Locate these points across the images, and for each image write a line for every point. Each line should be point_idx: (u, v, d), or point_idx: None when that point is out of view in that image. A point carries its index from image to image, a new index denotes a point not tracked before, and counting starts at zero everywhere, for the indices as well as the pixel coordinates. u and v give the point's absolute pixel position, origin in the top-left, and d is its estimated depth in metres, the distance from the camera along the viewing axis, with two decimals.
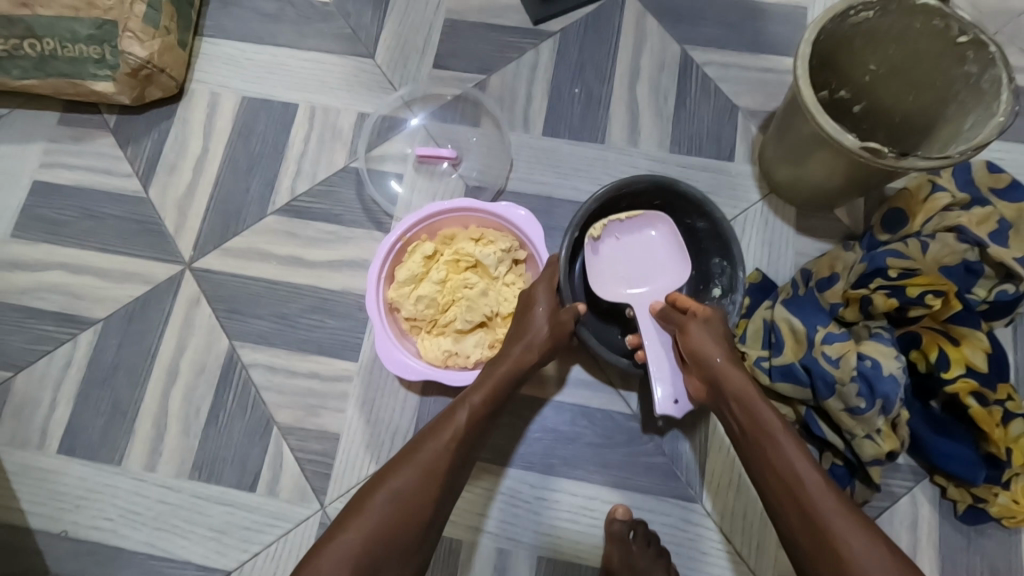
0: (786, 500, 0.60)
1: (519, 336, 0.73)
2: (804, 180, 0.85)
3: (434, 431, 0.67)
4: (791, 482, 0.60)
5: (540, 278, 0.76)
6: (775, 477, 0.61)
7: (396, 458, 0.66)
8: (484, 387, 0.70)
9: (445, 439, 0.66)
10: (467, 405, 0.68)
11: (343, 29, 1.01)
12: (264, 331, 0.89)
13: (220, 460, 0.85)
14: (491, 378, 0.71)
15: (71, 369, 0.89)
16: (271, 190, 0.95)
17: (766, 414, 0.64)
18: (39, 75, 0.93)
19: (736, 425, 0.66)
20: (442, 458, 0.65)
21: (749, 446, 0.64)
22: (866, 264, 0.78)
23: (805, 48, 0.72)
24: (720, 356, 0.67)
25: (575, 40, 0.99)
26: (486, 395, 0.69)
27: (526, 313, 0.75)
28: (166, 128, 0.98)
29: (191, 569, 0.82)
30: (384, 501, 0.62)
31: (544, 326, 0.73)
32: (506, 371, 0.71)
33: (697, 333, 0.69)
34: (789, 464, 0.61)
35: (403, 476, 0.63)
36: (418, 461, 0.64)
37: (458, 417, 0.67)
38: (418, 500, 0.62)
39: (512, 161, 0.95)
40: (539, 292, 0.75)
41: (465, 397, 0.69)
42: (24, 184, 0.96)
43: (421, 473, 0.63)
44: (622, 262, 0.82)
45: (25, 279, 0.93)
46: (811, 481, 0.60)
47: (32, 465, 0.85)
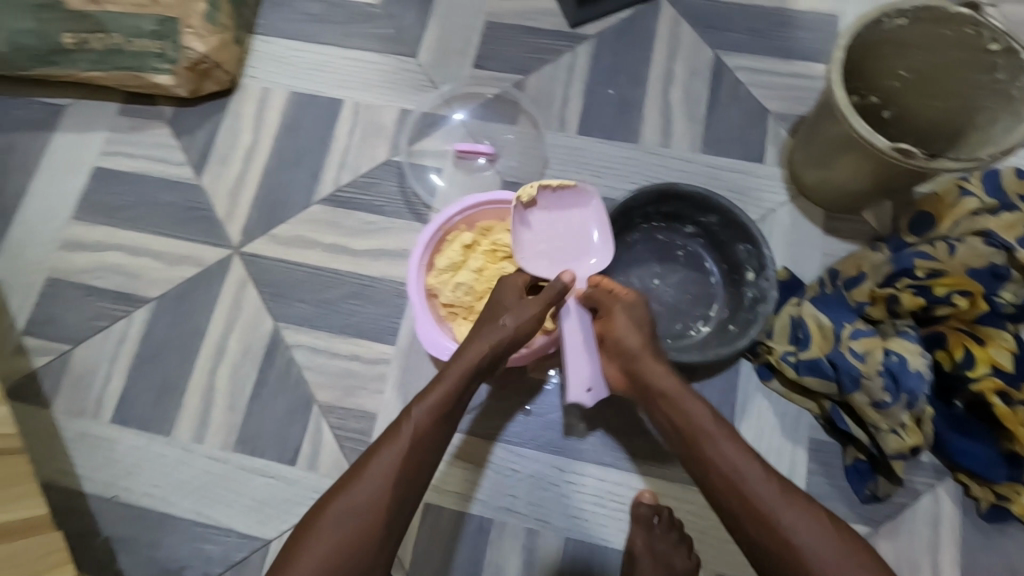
0: (730, 500, 0.61)
1: (472, 338, 0.70)
2: (831, 182, 0.87)
3: (380, 446, 0.63)
4: (732, 482, 0.61)
5: (506, 286, 0.76)
6: (717, 475, 0.62)
7: (344, 476, 0.63)
8: (433, 395, 0.66)
9: (393, 454, 0.63)
10: (412, 418, 0.64)
11: (386, 30, 1.06)
12: (306, 314, 0.94)
13: (263, 435, 0.89)
14: (439, 386, 0.67)
15: (125, 344, 0.94)
16: (316, 181, 1.00)
17: (689, 405, 0.66)
18: (104, 68, 0.99)
19: (666, 422, 0.68)
20: (390, 474, 0.62)
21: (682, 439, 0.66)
22: (891, 265, 0.79)
23: (839, 54, 0.75)
24: (641, 347, 0.69)
25: (609, 44, 1.03)
26: (434, 401, 0.66)
27: (488, 315, 0.72)
28: (219, 120, 1.03)
29: (233, 536, 0.86)
30: (332, 526, 0.60)
31: (507, 321, 0.70)
32: (459, 372, 0.67)
33: (620, 327, 0.70)
34: (727, 459, 0.62)
35: (349, 495, 0.61)
36: (365, 480, 0.62)
37: (402, 432, 0.64)
38: (367, 517, 0.60)
39: (547, 159, 0.99)
40: (504, 291, 0.75)
41: (410, 408, 0.66)
42: (85, 170, 1.02)
43: (373, 491, 0.61)
44: (544, 234, 0.81)
45: (84, 259, 0.98)
46: (750, 474, 0.61)
47: (88, 433, 0.91)
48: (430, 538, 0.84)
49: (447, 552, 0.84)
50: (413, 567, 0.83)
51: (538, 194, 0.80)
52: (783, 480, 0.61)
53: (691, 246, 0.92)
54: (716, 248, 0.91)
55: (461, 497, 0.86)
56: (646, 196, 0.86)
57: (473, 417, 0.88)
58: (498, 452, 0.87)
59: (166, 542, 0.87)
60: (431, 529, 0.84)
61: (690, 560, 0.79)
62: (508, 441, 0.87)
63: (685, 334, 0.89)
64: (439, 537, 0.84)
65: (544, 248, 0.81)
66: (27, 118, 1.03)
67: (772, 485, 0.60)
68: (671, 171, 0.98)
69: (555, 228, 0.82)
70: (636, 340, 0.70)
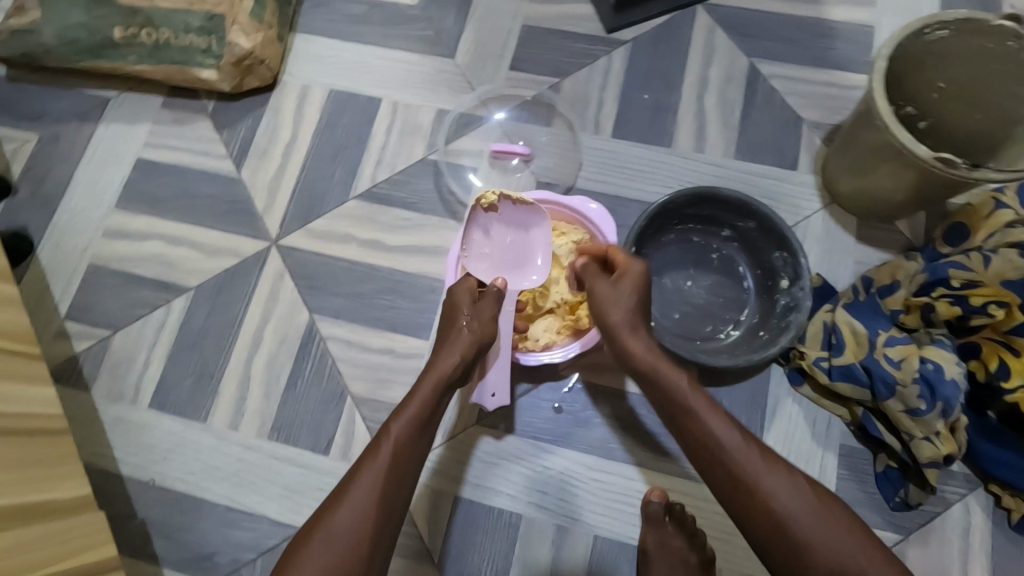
0: (716, 471, 0.63)
1: (437, 357, 0.72)
2: (868, 190, 0.88)
3: (360, 470, 0.63)
4: (714, 451, 0.63)
5: (460, 292, 0.77)
6: (698, 444, 0.65)
7: (325, 503, 0.62)
8: (408, 410, 0.67)
9: (376, 468, 0.62)
10: (391, 435, 0.64)
11: (425, 31, 1.07)
12: (342, 307, 0.95)
13: (298, 424, 0.91)
14: (413, 403, 0.68)
15: (163, 332, 0.96)
16: (353, 177, 1.01)
17: (669, 372, 0.68)
18: (151, 61, 1.01)
19: (647, 388, 0.69)
20: (376, 488, 0.61)
21: (666, 408, 0.68)
22: (927, 274, 0.80)
23: (881, 63, 0.76)
24: (618, 318, 0.71)
25: (645, 50, 1.04)
26: (411, 416, 0.66)
27: (448, 328, 0.74)
28: (259, 115, 1.05)
29: (266, 523, 0.88)
30: (320, 550, 0.58)
31: (464, 330, 0.73)
32: (432, 386, 0.69)
33: (607, 298, 0.72)
34: (706, 431, 0.64)
35: (335, 516, 0.59)
36: (350, 497, 0.61)
37: (383, 449, 0.64)
38: (357, 530, 0.59)
39: (581, 162, 1.00)
40: (458, 298, 0.76)
41: (386, 427, 0.66)
42: (128, 161, 1.04)
43: (360, 507, 0.60)
44: (491, 241, 0.83)
45: (126, 247, 1.00)
46: (730, 443, 0.63)
47: (126, 418, 0.93)
48: (460, 531, 0.85)
49: (477, 546, 0.85)
50: (444, 559, 0.84)
51: (499, 203, 0.81)
52: (760, 444, 0.63)
53: (725, 251, 0.93)
54: (750, 252, 0.92)
55: (491, 492, 0.87)
56: (683, 199, 0.88)
57: (505, 413, 0.89)
58: (528, 448, 0.88)
59: (199, 527, 0.88)
60: (461, 522, 0.86)
61: (705, 553, 0.80)
62: (539, 438, 0.89)
63: (717, 337, 0.90)
64: (469, 531, 0.85)
65: (489, 253, 0.83)
66: (72, 108, 1.05)
67: (753, 452, 0.62)
68: (704, 176, 0.99)
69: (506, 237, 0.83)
70: (623, 311, 0.71)
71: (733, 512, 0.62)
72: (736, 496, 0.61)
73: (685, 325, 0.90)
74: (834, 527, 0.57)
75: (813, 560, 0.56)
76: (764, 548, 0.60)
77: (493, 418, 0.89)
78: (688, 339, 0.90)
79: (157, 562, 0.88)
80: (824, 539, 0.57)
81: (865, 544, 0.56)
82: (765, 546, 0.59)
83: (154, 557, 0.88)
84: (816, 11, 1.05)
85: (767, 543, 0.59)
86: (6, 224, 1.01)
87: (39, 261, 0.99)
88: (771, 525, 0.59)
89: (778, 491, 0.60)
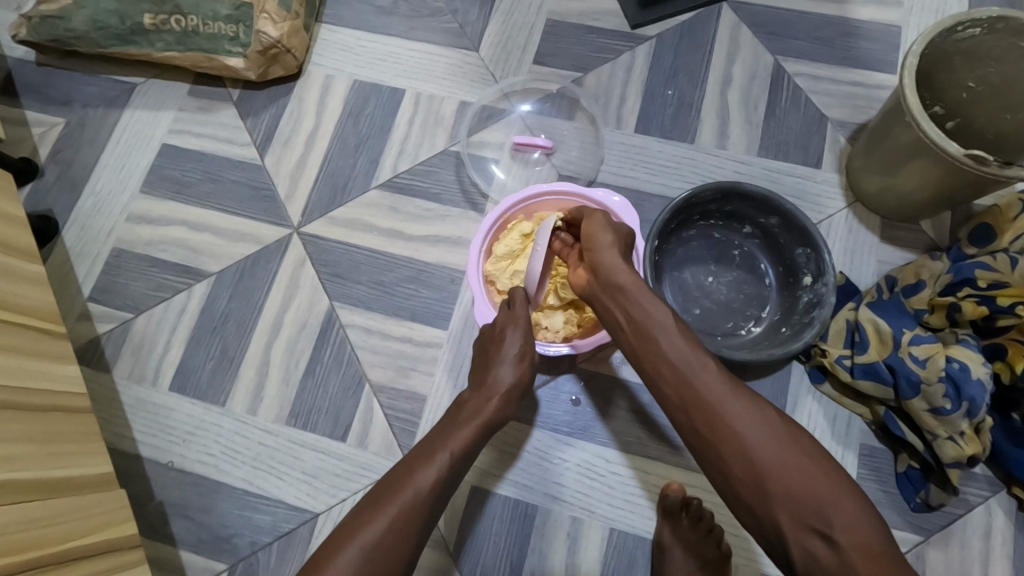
0: (679, 398, 0.62)
1: (487, 399, 0.73)
2: (893, 189, 0.88)
3: (399, 483, 0.63)
4: (679, 376, 0.62)
5: (515, 324, 0.78)
6: (670, 372, 0.63)
7: (364, 503, 0.62)
8: (466, 431, 0.69)
9: (430, 473, 0.64)
10: (449, 447, 0.67)
11: (450, 24, 1.08)
12: (363, 295, 0.96)
13: (316, 410, 0.92)
14: (467, 429, 0.69)
15: (185, 316, 0.97)
16: (376, 166, 1.02)
17: (642, 294, 0.66)
18: (180, 48, 1.02)
19: (623, 317, 0.67)
20: (427, 494, 0.62)
21: (638, 336, 0.65)
22: (952, 274, 0.81)
23: (912, 59, 0.76)
24: (607, 247, 0.70)
25: (669, 46, 1.04)
26: (469, 438, 0.69)
27: (491, 368, 0.76)
28: (283, 104, 1.06)
29: (283, 507, 0.88)
30: (363, 542, 0.58)
31: (519, 372, 0.75)
32: (478, 426, 0.70)
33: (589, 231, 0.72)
34: (672, 354, 0.63)
35: (377, 513, 0.60)
36: (398, 497, 0.61)
37: (440, 454, 0.66)
38: (401, 524, 0.60)
39: (604, 156, 1.00)
40: (510, 338, 0.77)
41: (443, 440, 0.68)
42: (153, 146, 1.04)
43: (405, 504, 0.61)
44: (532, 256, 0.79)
45: (150, 231, 1.01)
46: (698, 369, 0.62)
47: (146, 400, 0.94)
48: (477, 520, 0.85)
49: (493, 535, 0.85)
50: (459, 548, 0.84)
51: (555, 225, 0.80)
52: (727, 373, 0.62)
53: (747, 247, 0.93)
54: (771, 248, 0.92)
55: (508, 482, 0.87)
56: (706, 193, 0.88)
57: (524, 404, 0.89)
58: (547, 440, 0.88)
59: (217, 509, 0.89)
60: (478, 512, 0.86)
61: (720, 547, 0.80)
62: (558, 430, 0.89)
63: (737, 333, 0.90)
64: (486, 520, 0.85)
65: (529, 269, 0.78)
66: (100, 94, 1.06)
67: (720, 380, 0.61)
68: (728, 173, 0.98)
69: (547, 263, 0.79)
70: (609, 238, 0.71)
71: (702, 447, 0.60)
72: (698, 422, 0.60)
73: (705, 319, 0.90)
74: (800, 460, 0.56)
75: (774, 487, 0.55)
76: (723, 475, 0.58)
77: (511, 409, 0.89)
78: (708, 335, 0.89)
79: (174, 543, 0.88)
80: (786, 467, 0.55)
81: (832, 477, 0.55)
82: (724, 474, 0.58)
83: (171, 537, 0.88)
84: (841, 10, 1.04)
85: (726, 469, 0.58)
86: (33, 206, 1.02)
87: (64, 243, 1.00)
88: (731, 453, 0.57)
89: (741, 418, 0.58)
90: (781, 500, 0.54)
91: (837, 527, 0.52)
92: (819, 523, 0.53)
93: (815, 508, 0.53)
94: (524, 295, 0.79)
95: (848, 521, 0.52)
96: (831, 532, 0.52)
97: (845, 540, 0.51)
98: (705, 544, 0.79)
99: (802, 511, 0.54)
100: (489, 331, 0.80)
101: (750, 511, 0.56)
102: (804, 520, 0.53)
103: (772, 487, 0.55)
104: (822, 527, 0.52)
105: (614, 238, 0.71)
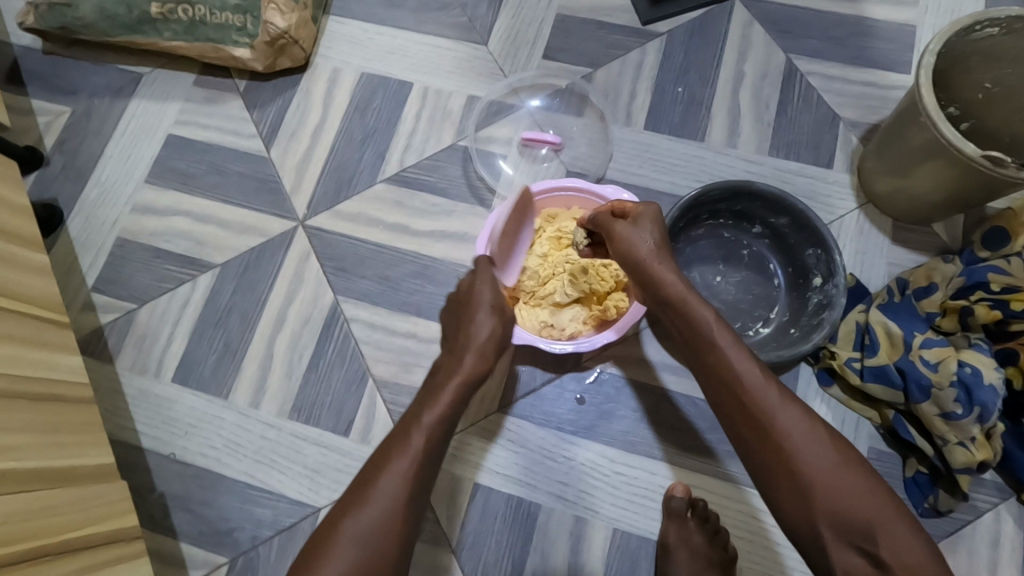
0: (731, 408, 0.64)
1: (460, 358, 0.73)
2: (906, 191, 0.86)
3: (384, 466, 0.64)
4: (733, 388, 0.64)
5: (482, 278, 0.78)
6: (723, 382, 0.65)
7: (348, 496, 0.63)
8: (439, 404, 0.69)
9: (406, 462, 0.64)
10: (423, 426, 0.66)
11: (459, 18, 1.07)
12: (368, 290, 0.95)
13: (319, 404, 0.91)
14: (440, 400, 0.69)
15: (188, 308, 0.96)
16: (382, 160, 1.01)
17: (697, 303, 0.69)
18: (187, 38, 1.01)
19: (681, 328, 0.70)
20: (406, 481, 0.63)
21: (693, 346, 0.69)
22: (965, 278, 0.80)
23: (929, 58, 0.75)
24: (658, 262, 0.72)
25: (680, 43, 1.03)
26: (442, 409, 0.68)
27: (463, 328, 0.76)
28: (290, 96, 1.05)
29: (285, 502, 0.88)
30: (352, 537, 0.59)
31: (495, 321, 0.75)
32: (458, 385, 0.71)
33: (633, 237, 0.74)
34: (729, 363, 0.65)
35: (363, 509, 0.61)
36: (384, 477, 0.63)
37: (413, 437, 0.65)
38: (388, 516, 0.60)
39: (612, 153, 0.99)
40: (481, 292, 0.77)
41: (417, 416, 0.68)
42: (159, 137, 1.04)
43: (391, 495, 0.61)
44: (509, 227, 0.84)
45: (155, 222, 1.00)
46: (754, 378, 0.63)
47: (149, 392, 0.93)
48: (479, 517, 0.85)
49: (495, 534, 0.84)
50: (461, 545, 0.84)
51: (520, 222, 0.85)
52: (780, 384, 0.64)
53: (756, 247, 0.92)
54: (780, 248, 0.91)
55: (510, 480, 0.86)
56: (717, 191, 0.86)
57: (528, 401, 0.89)
58: (551, 439, 0.87)
59: (219, 502, 0.88)
60: (480, 509, 0.85)
61: (726, 549, 0.79)
62: (562, 428, 0.88)
63: (745, 333, 0.89)
64: (488, 518, 0.85)
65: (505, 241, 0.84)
66: (106, 84, 1.06)
67: (775, 393, 0.62)
68: (738, 172, 0.97)
69: (519, 223, 0.85)
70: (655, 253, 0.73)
71: (752, 456, 0.62)
72: (749, 433, 0.62)
73: None
74: (848, 476, 0.57)
75: (818, 503, 0.56)
76: (769, 485, 0.60)
77: (516, 406, 0.89)
78: None
79: (175, 535, 0.88)
80: (834, 483, 0.57)
81: (879, 494, 0.56)
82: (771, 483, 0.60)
83: (172, 530, 0.88)
84: (855, 10, 1.03)
85: (775, 478, 0.59)
86: (38, 195, 1.01)
87: (69, 233, 1.00)
88: (781, 466, 0.59)
89: (794, 433, 0.60)
90: (825, 515, 0.56)
91: (884, 546, 0.53)
92: (865, 541, 0.54)
93: (861, 526, 0.55)
94: (486, 259, 0.80)
95: (895, 540, 0.53)
96: (877, 551, 0.53)
97: (891, 559, 0.53)
98: (710, 546, 0.78)
99: (846, 527, 0.55)
100: (461, 292, 0.79)
101: (791, 522, 0.58)
102: (850, 536, 0.55)
103: (815, 501, 0.57)
104: (866, 543, 0.54)
105: (657, 238, 0.74)
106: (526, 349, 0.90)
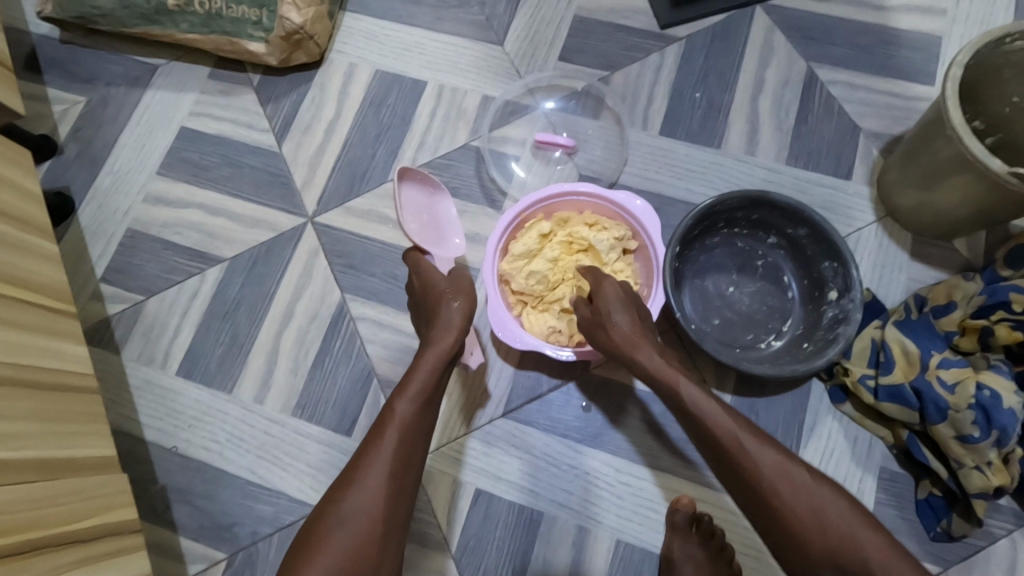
0: (713, 454, 0.65)
1: (435, 336, 0.73)
2: (930, 206, 0.84)
3: (367, 457, 0.63)
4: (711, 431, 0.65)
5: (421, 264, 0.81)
6: (706, 435, 0.66)
7: (335, 485, 0.62)
8: (413, 384, 0.68)
9: (387, 448, 0.63)
10: (399, 411, 0.66)
11: (477, 16, 1.06)
12: (376, 289, 0.95)
13: (323, 403, 0.91)
14: (415, 381, 0.68)
15: (197, 301, 0.96)
16: (394, 158, 1.00)
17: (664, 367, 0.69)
18: (202, 30, 1.00)
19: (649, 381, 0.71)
20: (388, 466, 0.62)
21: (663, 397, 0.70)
22: (986, 296, 0.78)
23: (956, 70, 0.73)
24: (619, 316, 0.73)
25: (700, 47, 1.01)
26: (416, 390, 0.67)
27: (437, 305, 0.77)
28: (304, 91, 1.04)
29: (285, 499, 0.87)
30: (341, 527, 0.58)
31: (452, 296, 0.77)
32: (433, 361, 0.70)
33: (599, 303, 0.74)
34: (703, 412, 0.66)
35: (352, 495, 0.60)
36: (374, 470, 0.61)
37: (389, 429, 0.64)
38: (375, 509, 0.59)
39: (627, 158, 0.98)
40: (429, 271, 0.80)
41: (391, 407, 0.66)
42: (173, 128, 1.04)
43: (376, 481, 0.61)
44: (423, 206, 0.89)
45: (166, 214, 1.00)
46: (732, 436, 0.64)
47: (154, 382, 0.93)
48: (480, 523, 0.84)
49: (496, 541, 0.83)
50: (461, 550, 0.83)
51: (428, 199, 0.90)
52: (757, 432, 0.65)
53: (771, 257, 0.90)
54: (795, 260, 0.89)
55: (513, 487, 0.85)
56: (733, 201, 0.85)
57: (534, 407, 0.88)
58: (558, 446, 0.86)
59: (220, 497, 0.88)
60: (482, 514, 0.84)
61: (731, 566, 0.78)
62: (567, 436, 0.87)
63: (757, 345, 0.87)
64: (490, 524, 0.84)
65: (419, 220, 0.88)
66: (123, 73, 1.06)
67: (763, 447, 0.63)
68: (756, 180, 0.96)
69: (420, 199, 0.89)
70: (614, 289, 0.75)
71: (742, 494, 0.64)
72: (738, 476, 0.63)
73: (725, 331, 0.88)
74: (834, 506, 0.59)
75: (804, 526, 0.59)
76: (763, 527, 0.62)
77: (522, 411, 0.87)
78: (728, 346, 0.87)
79: (174, 529, 0.87)
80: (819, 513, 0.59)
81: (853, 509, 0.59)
82: (751, 495, 0.62)
83: (173, 523, 0.88)
84: (881, 18, 1.01)
85: (765, 492, 0.61)
86: (51, 183, 1.02)
87: (80, 222, 1.00)
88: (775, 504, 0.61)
89: (777, 471, 0.62)
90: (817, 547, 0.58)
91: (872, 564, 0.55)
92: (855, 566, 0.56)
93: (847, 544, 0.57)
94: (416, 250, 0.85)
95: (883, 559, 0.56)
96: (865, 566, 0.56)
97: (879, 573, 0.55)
98: (714, 562, 0.76)
99: (829, 540, 0.58)
100: (416, 288, 0.81)
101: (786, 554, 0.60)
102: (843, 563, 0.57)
103: (807, 533, 0.58)
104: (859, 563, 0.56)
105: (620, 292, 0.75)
106: (534, 354, 0.89)
